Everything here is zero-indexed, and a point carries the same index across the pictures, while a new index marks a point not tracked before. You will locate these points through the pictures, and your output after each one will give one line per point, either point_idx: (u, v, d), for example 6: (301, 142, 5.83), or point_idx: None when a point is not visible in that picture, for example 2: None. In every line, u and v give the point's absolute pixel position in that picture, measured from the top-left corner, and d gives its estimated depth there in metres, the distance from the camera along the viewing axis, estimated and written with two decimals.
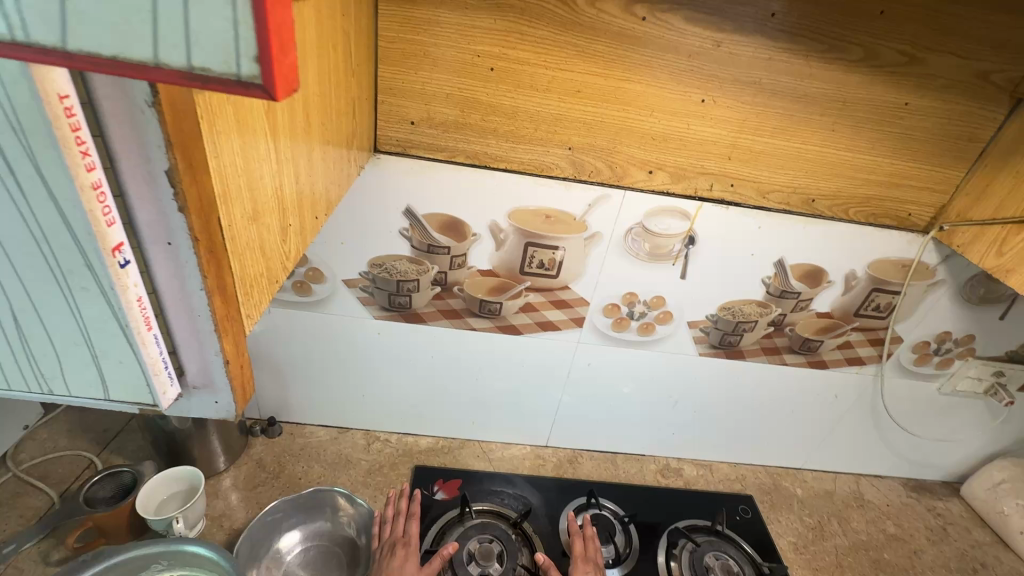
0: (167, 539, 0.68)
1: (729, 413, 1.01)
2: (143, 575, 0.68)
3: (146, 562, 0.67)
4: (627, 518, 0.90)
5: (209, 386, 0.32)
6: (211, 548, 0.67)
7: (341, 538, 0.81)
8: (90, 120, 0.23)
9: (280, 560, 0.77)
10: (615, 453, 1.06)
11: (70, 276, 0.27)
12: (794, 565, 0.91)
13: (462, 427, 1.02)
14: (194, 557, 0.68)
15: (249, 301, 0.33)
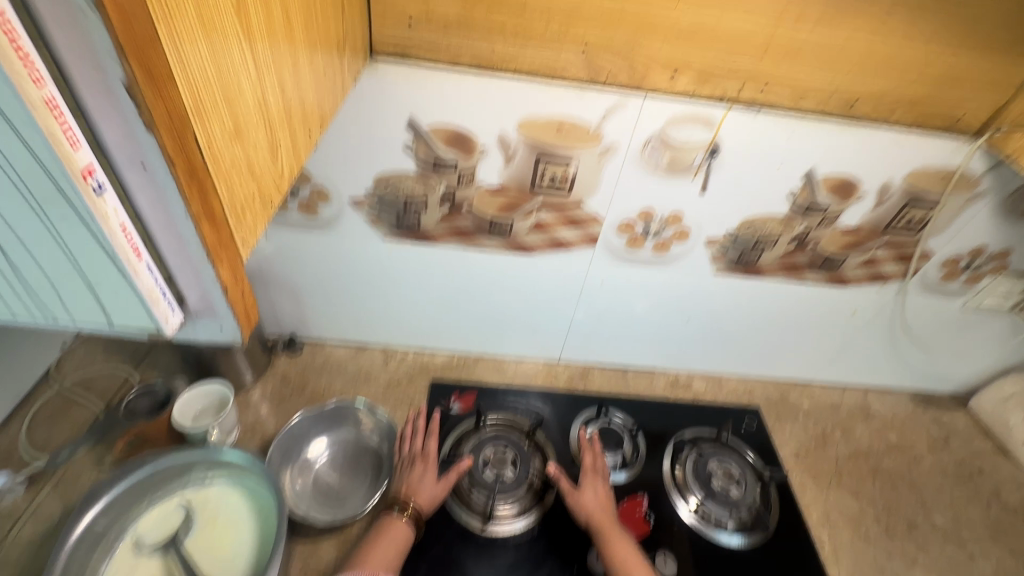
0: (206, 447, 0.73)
1: (742, 330, 1.01)
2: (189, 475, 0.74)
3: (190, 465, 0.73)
4: (635, 430, 0.95)
5: (211, 314, 0.32)
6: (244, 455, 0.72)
7: (365, 446, 0.86)
8: (25, 23, 0.20)
9: (310, 467, 0.83)
10: (626, 368, 1.09)
11: (45, 205, 0.25)
12: (794, 470, 0.95)
13: (476, 344, 1.04)
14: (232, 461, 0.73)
15: (242, 227, 0.32)
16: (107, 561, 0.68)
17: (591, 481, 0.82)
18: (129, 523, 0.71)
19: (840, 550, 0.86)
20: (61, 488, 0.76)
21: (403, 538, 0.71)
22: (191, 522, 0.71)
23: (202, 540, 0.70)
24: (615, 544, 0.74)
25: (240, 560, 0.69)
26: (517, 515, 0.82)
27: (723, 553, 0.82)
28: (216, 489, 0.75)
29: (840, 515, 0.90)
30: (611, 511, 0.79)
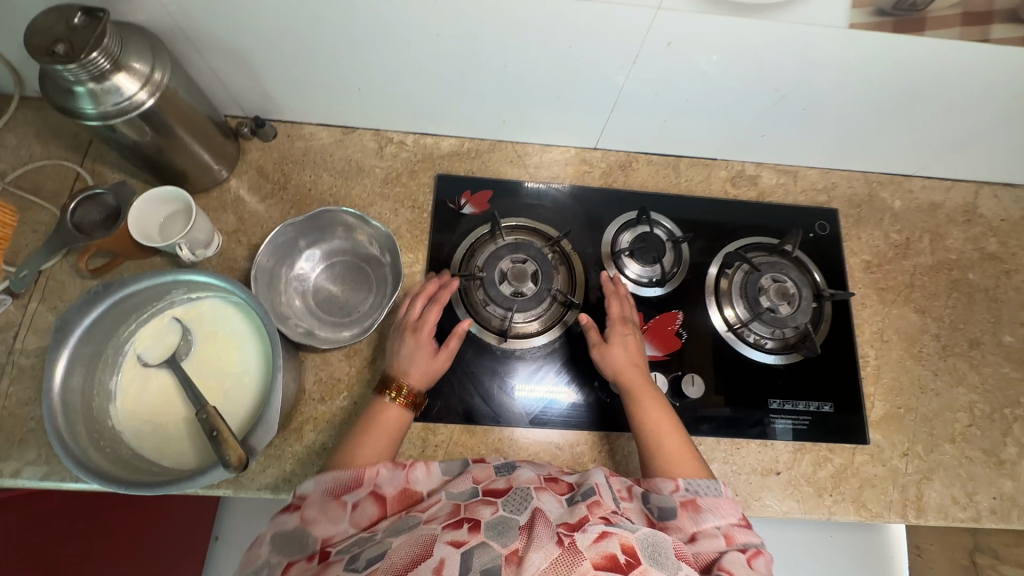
0: (176, 269, 0.63)
1: (852, 109, 0.74)
2: (168, 293, 0.66)
3: (167, 287, 0.64)
4: (680, 239, 0.79)
5: None
6: (220, 279, 0.62)
7: (365, 255, 0.78)
8: None
9: (307, 280, 0.76)
10: (679, 158, 0.87)
11: None
12: (859, 284, 0.83)
13: (491, 127, 0.82)
14: (209, 283, 0.65)
15: None
16: (115, 378, 0.65)
17: (618, 333, 0.71)
18: (126, 341, 0.66)
19: (885, 368, 0.79)
20: (49, 300, 0.71)
21: (398, 425, 0.65)
22: (191, 339, 0.68)
23: (207, 356, 0.68)
24: (640, 406, 0.66)
25: (249, 375, 0.67)
26: (540, 330, 0.76)
27: (755, 369, 0.77)
28: (209, 304, 0.69)
29: (896, 333, 0.81)
30: (639, 364, 0.70)
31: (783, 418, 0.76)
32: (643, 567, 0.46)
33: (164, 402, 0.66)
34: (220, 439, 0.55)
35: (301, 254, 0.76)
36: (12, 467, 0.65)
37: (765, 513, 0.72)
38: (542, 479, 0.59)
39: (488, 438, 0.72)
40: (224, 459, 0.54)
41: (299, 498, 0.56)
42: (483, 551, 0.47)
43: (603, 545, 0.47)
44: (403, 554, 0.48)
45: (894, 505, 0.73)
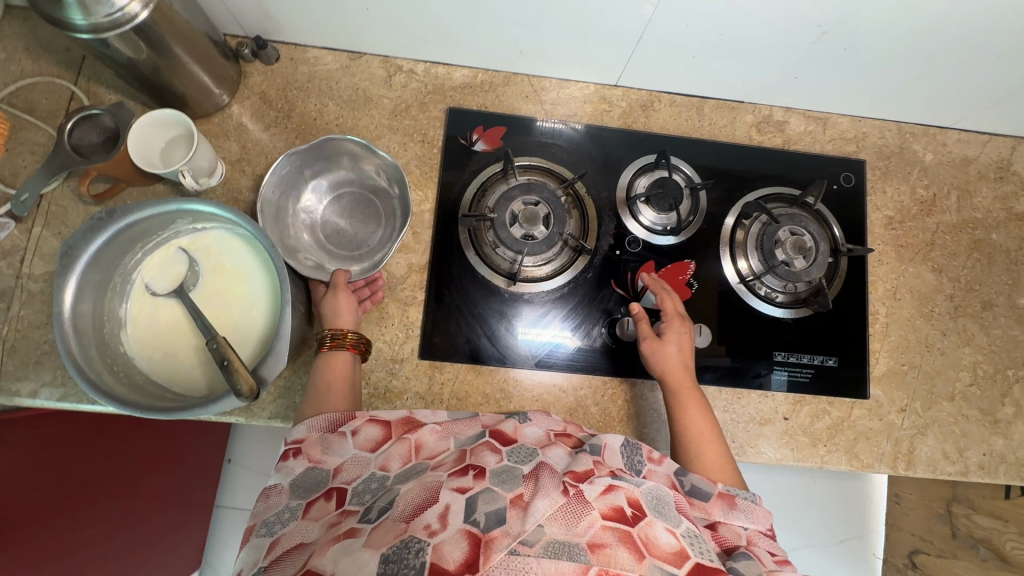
0: (177, 198, 0.61)
1: (897, 51, 0.68)
2: (168, 222, 0.64)
3: (168, 216, 0.63)
4: (698, 187, 0.76)
5: None
6: (221, 209, 0.61)
7: (373, 186, 0.76)
8: None
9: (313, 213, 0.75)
10: (704, 99, 0.82)
11: None
12: (878, 241, 0.81)
13: (507, 58, 0.76)
14: (209, 213, 0.63)
15: None
16: (124, 306, 0.65)
17: (676, 330, 0.71)
18: (132, 269, 0.66)
19: (894, 325, 0.79)
20: (53, 226, 0.70)
21: (348, 371, 0.65)
22: (198, 270, 0.67)
23: (214, 287, 0.67)
24: (686, 406, 0.67)
25: (257, 308, 0.67)
26: (549, 276, 0.75)
27: (763, 322, 0.77)
28: (215, 234, 0.69)
29: (909, 291, 0.80)
30: (688, 364, 0.70)
31: (785, 370, 0.76)
32: (647, 518, 0.49)
33: (174, 332, 0.66)
34: (232, 368, 0.56)
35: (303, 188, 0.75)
36: (30, 387, 0.66)
37: (759, 459, 0.74)
38: (551, 433, 0.62)
39: (493, 378, 0.73)
40: (236, 388, 0.55)
41: (295, 442, 0.58)
42: (488, 494, 0.50)
43: (610, 497, 0.50)
44: (411, 499, 0.49)
45: (885, 457, 0.75)
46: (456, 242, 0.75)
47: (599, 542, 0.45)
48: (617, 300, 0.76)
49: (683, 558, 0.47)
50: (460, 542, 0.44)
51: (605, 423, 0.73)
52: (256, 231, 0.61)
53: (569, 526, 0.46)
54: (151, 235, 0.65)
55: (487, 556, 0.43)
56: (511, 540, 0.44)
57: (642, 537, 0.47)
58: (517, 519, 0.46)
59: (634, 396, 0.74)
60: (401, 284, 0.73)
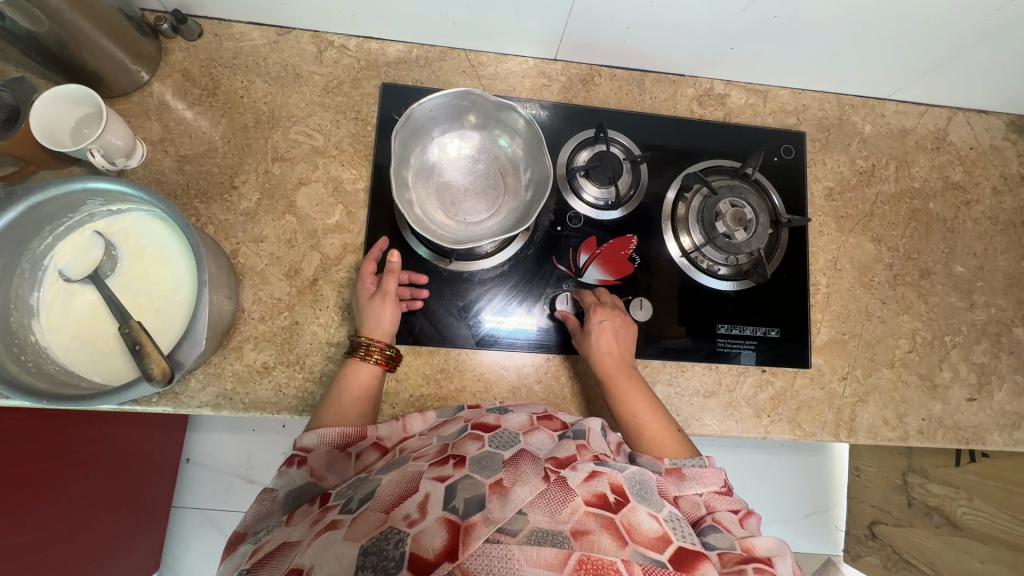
0: (82, 178, 0.58)
1: (826, 20, 0.68)
2: (81, 204, 0.62)
3: (80, 198, 0.60)
4: (639, 159, 0.75)
5: None
6: (129, 188, 0.58)
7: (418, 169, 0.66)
8: None
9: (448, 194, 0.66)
10: (645, 73, 0.81)
11: None
12: (818, 212, 0.81)
13: (441, 32, 0.74)
14: (121, 193, 0.60)
15: None
16: (36, 295, 0.62)
17: (595, 320, 0.69)
18: (44, 255, 0.62)
19: (835, 296, 0.80)
20: None
21: (370, 384, 0.64)
22: (115, 254, 0.64)
23: (133, 272, 0.64)
24: (626, 391, 0.66)
25: (180, 293, 0.64)
26: (489, 253, 0.74)
27: (707, 295, 0.77)
28: (133, 217, 0.65)
29: (849, 261, 0.81)
30: (627, 349, 0.69)
31: (728, 343, 0.76)
32: (630, 503, 0.48)
33: (92, 320, 0.63)
34: (142, 353, 0.54)
35: (460, 138, 0.67)
36: None
37: (703, 432, 0.74)
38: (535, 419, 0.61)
39: (434, 358, 0.71)
40: (147, 373, 0.53)
41: (303, 450, 0.56)
42: (468, 481, 0.48)
43: (593, 484, 0.48)
44: (394, 487, 0.48)
45: (827, 425, 0.76)
46: (395, 221, 0.73)
47: (582, 528, 0.44)
48: (558, 276, 0.75)
49: (664, 542, 0.46)
50: (439, 530, 0.44)
51: (549, 401, 0.72)
52: (168, 211, 0.59)
53: (551, 512, 0.46)
54: (61, 219, 0.62)
55: (467, 544, 0.42)
56: (488, 524, 0.44)
57: (625, 523, 0.46)
58: (498, 504, 0.45)
59: (577, 373, 0.73)
60: (336, 265, 0.71)
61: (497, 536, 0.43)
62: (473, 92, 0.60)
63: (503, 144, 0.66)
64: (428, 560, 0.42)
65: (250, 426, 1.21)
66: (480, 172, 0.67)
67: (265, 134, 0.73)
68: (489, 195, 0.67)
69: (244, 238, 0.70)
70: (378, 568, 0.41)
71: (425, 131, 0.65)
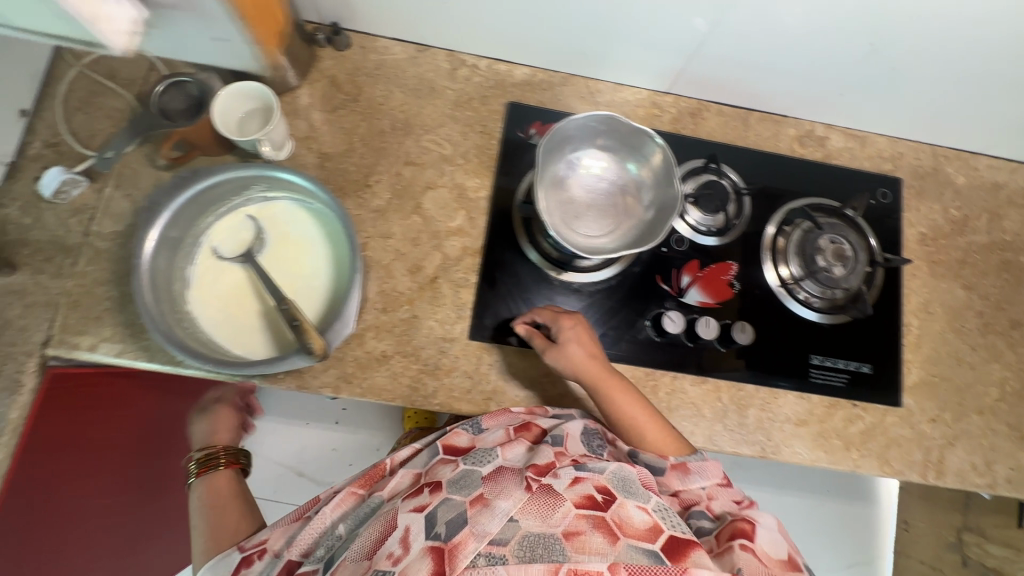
0: (258, 164, 0.64)
1: (940, 73, 0.73)
2: (245, 189, 0.68)
3: (249, 182, 0.66)
4: (744, 190, 0.80)
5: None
6: (301, 177, 0.63)
7: (552, 181, 0.71)
8: None
9: (571, 211, 0.71)
10: (751, 112, 0.86)
11: None
12: (912, 255, 0.84)
13: (568, 59, 0.80)
14: (288, 182, 0.66)
15: None
16: (190, 268, 0.67)
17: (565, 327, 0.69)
18: (203, 232, 0.68)
19: (926, 338, 0.81)
20: (124, 187, 0.72)
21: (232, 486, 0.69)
22: (264, 237, 0.69)
23: (277, 255, 0.69)
24: (612, 393, 0.67)
25: (318, 279, 0.69)
26: (596, 268, 0.77)
27: (802, 325, 0.79)
28: (282, 205, 0.71)
29: (940, 306, 0.83)
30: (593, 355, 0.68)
31: (821, 374, 0.78)
32: (618, 500, 0.56)
33: (237, 296, 0.68)
34: (302, 329, 0.58)
35: (589, 157, 0.71)
36: (90, 341, 0.68)
37: (793, 459, 0.76)
38: (511, 431, 0.66)
39: (540, 362, 0.74)
40: (308, 347, 0.57)
41: (259, 544, 0.61)
42: (444, 502, 0.55)
43: (580, 487, 0.57)
44: (373, 532, 0.55)
45: (916, 465, 0.77)
46: (512, 230, 0.77)
47: (574, 530, 0.53)
48: (661, 295, 0.77)
49: (656, 533, 0.54)
50: (424, 560, 0.51)
51: None
52: (329, 203, 0.64)
53: (543, 516, 0.53)
54: (224, 200, 0.68)
55: (453, 563, 0.50)
56: (471, 540, 0.51)
57: (616, 519, 0.54)
58: (484, 518, 0.53)
59: (673, 390, 0.75)
60: (455, 266, 0.75)
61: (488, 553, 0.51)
62: (615, 118, 0.65)
63: (630, 169, 0.71)
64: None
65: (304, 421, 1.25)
66: (605, 195, 0.71)
67: (399, 140, 0.78)
68: (609, 214, 0.71)
69: (373, 233, 0.75)
70: None
71: (564, 146, 0.69)
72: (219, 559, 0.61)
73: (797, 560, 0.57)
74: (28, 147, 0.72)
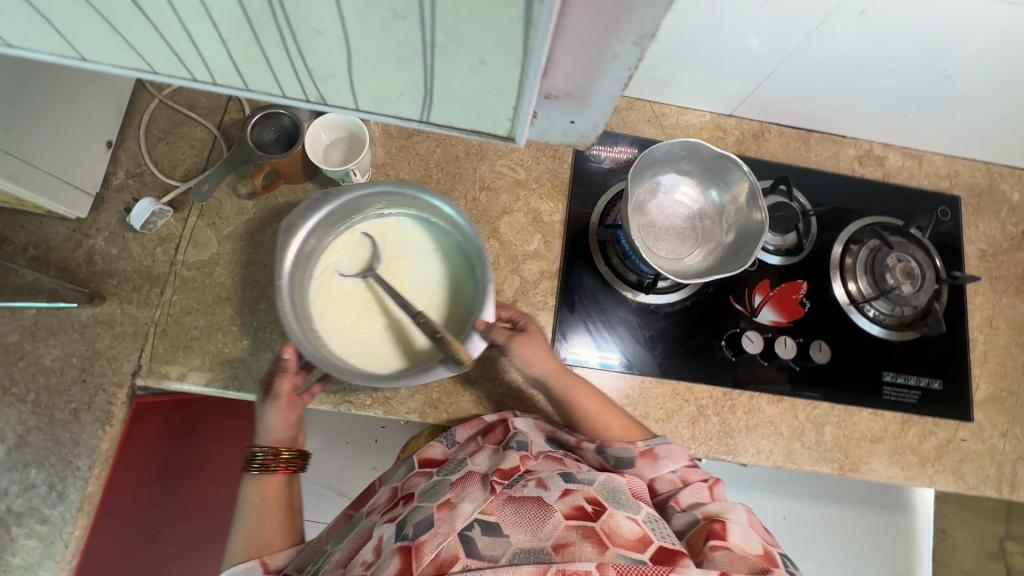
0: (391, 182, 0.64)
1: (1007, 97, 0.74)
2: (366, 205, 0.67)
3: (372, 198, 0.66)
4: (810, 212, 0.82)
5: (581, 98, 0.45)
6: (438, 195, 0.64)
7: (635, 205, 0.72)
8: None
9: (653, 232, 0.72)
10: (811, 133, 0.88)
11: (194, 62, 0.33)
12: (973, 271, 0.85)
13: (637, 85, 0.82)
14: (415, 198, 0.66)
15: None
16: (311, 286, 0.67)
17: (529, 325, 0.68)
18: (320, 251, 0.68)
19: (992, 353, 0.83)
20: (207, 216, 0.73)
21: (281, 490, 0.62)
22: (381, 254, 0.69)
23: (397, 271, 0.69)
24: (575, 393, 0.66)
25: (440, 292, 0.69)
26: (673, 290, 0.78)
27: (872, 342, 0.80)
28: (396, 221, 0.71)
29: (1004, 321, 0.84)
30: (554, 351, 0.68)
31: (893, 390, 0.79)
32: (608, 511, 0.54)
33: (360, 312, 0.68)
34: (445, 339, 0.57)
35: (670, 180, 0.73)
36: (179, 371, 0.68)
37: (870, 475, 0.76)
38: (481, 440, 0.66)
39: (621, 383, 0.75)
40: (453, 356, 0.56)
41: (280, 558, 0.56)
42: (411, 513, 0.54)
43: (570, 499, 0.54)
44: (350, 547, 0.55)
45: (989, 480, 0.78)
46: (587, 253, 0.78)
47: (563, 542, 0.50)
48: (735, 314, 0.79)
49: (645, 543, 0.51)
50: (393, 557, 0.49)
51: (725, 433, 0.75)
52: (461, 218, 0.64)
53: (534, 530, 0.51)
54: (342, 219, 0.68)
55: (418, 560, 0.49)
56: (439, 537, 0.50)
57: (605, 529, 0.51)
58: (445, 519, 0.52)
59: (750, 409, 0.76)
60: (534, 289, 0.76)
61: (466, 559, 0.49)
62: (703, 144, 0.67)
63: (711, 194, 0.72)
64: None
65: (344, 438, 1.22)
66: (685, 218, 0.73)
67: (474, 165, 0.79)
68: (689, 237, 0.73)
69: None
70: None
71: (649, 170, 0.71)
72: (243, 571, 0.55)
73: (774, 553, 0.53)
74: (112, 178, 0.73)
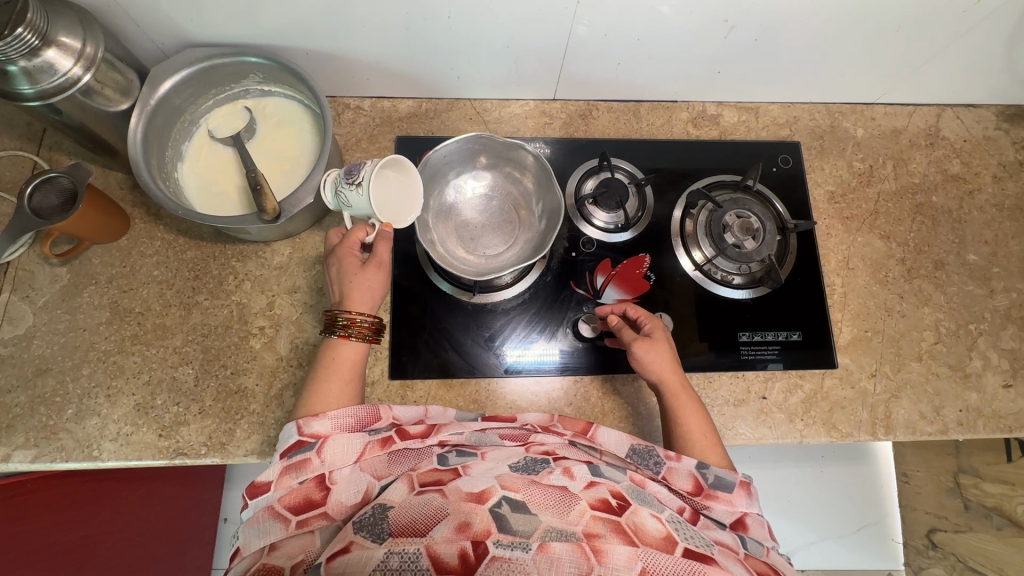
0: (246, 51, 0.69)
1: (806, 37, 0.74)
2: (243, 82, 0.74)
3: (243, 73, 0.72)
4: (643, 183, 0.78)
5: None
6: (272, 58, 0.68)
7: (443, 208, 0.75)
8: None
9: (462, 232, 0.74)
10: (640, 103, 0.86)
11: None
12: (822, 215, 0.84)
13: (446, 83, 0.81)
14: (279, 72, 0.71)
15: None
16: (185, 145, 0.74)
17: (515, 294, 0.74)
18: (200, 116, 0.75)
19: (852, 294, 0.81)
20: (21, 290, 0.72)
21: (355, 361, 0.65)
22: (254, 127, 0.75)
23: (265, 144, 0.75)
24: (683, 409, 0.67)
25: (300, 155, 0.74)
26: (509, 284, 0.77)
27: (724, 305, 0.79)
28: (276, 100, 0.76)
29: (861, 260, 0.82)
30: (676, 364, 0.69)
31: (751, 349, 0.77)
32: (632, 507, 0.53)
33: (225, 176, 0.74)
34: (259, 189, 0.64)
35: (478, 170, 0.76)
36: (2, 452, 0.66)
37: (738, 441, 0.74)
38: (553, 418, 0.68)
39: (466, 390, 0.73)
40: (261, 207, 0.64)
41: (313, 436, 0.58)
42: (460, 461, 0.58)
43: (595, 491, 0.54)
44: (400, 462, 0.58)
45: (863, 424, 0.76)
46: (418, 263, 0.77)
47: (591, 532, 0.49)
48: (578, 299, 0.77)
49: (670, 543, 0.50)
50: (430, 492, 0.53)
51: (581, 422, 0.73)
52: (306, 81, 0.68)
53: (560, 513, 0.51)
54: (223, 88, 0.74)
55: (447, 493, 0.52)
56: (472, 499, 0.51)
57: (631, 526, 0.51)
58: (480, 473, 0.55)
59: (606, 392, 0.75)
60: None
61: (498, 532, 0.48)
62: (495, 136, 0.69)
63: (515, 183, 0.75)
64: (450, 568, 0.45)
65: None
66: (490, 212, 0.75)
67: None
68: (495, 227, 0.75)
69: (280, 290, 0.75)
70: (376, 510, 0.51)
71: (446, 175, 0.74)
72: (286, 430, 0.59)
73: None
74: None
